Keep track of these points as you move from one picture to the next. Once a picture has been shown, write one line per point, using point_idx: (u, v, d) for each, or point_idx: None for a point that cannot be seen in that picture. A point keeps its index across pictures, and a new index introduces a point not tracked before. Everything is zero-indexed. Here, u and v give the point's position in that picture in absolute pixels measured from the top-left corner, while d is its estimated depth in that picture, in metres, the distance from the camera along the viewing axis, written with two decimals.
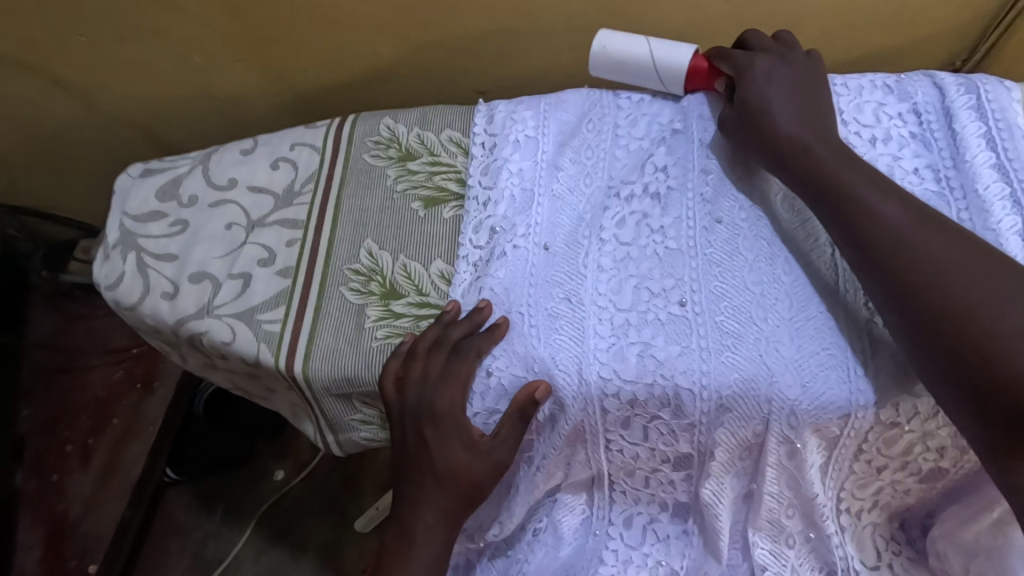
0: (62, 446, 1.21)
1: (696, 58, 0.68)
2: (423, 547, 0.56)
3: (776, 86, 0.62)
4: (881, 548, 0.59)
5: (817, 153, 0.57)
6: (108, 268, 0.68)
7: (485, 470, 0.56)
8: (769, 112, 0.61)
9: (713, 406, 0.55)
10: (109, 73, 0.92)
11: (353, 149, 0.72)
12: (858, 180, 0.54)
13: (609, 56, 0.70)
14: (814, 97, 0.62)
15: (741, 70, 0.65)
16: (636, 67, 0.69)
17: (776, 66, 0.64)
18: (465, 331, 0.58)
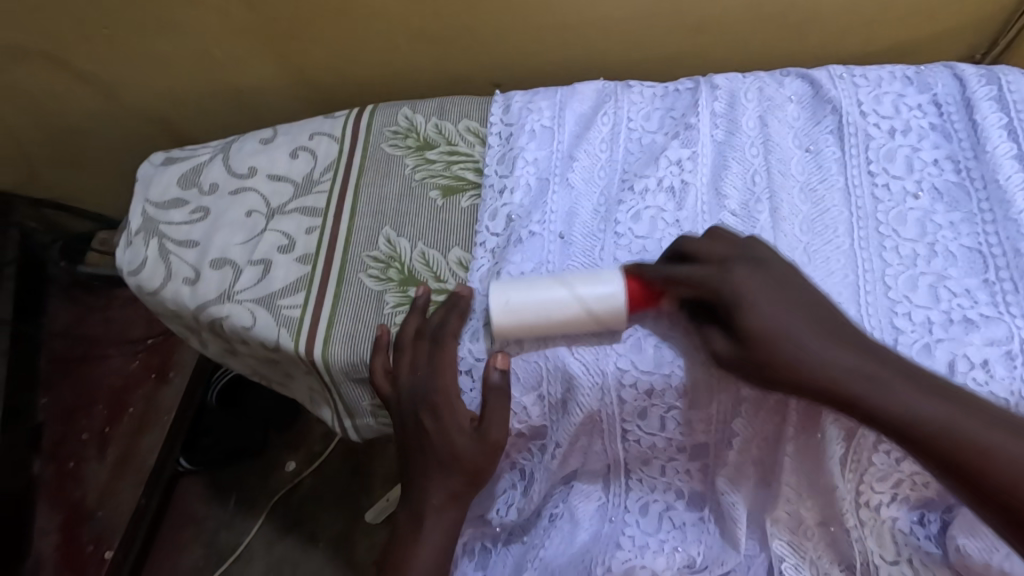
0: (79, 434, 1.22)
1: (626, 281, 0.56)
2: (435, 527, 0.57)
3: (755, 286, 0.50)
4: (901, 543, 0.56)
5: (826, 361, 0.47)
6: (131, 254, 0.70)
7: (484, 452, 0.56)
8: (761, 316, 0.49)
9: (730, 395, 0.55)
10: (129, 68, 0.93)
11: (372, 139, 0.73)
12: (869, 387, 0.46)
13: (515, 318, 0.56)
14: (791, 283, 0.51)
15: (701, 284, 0.52)
16: (546, 319, 0.55)
17: (747, 272, 0.51)
18: (441, 317, 0.59)
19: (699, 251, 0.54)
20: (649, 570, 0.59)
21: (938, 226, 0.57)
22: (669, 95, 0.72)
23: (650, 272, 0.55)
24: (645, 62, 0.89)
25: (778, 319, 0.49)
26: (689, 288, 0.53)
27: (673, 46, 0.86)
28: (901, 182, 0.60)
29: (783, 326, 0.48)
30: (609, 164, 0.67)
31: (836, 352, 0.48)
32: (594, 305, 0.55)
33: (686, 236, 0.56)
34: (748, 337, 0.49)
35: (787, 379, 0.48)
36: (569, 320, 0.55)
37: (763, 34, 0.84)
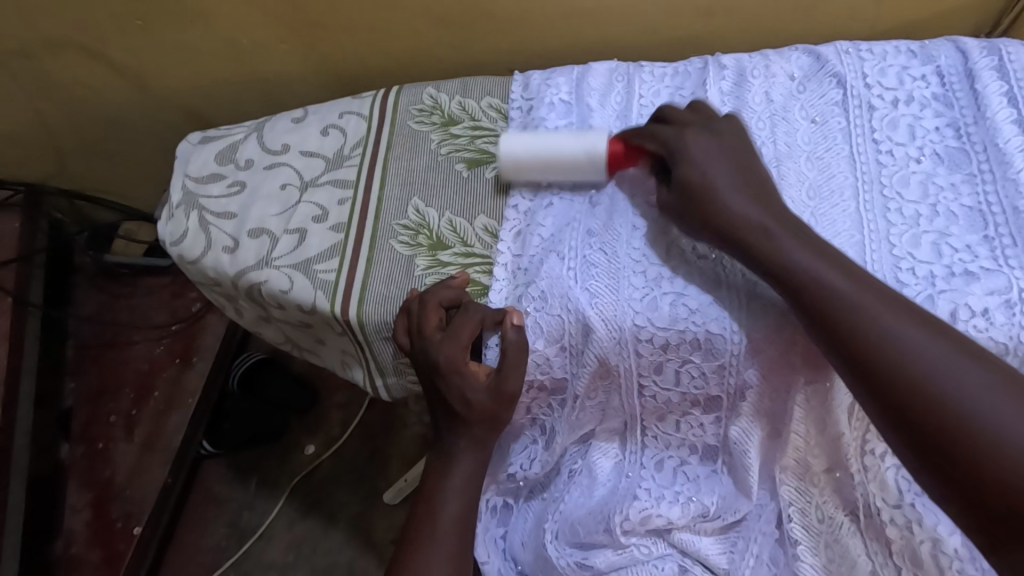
0: (108, 416, 1.25)
1: (611, 141, 0.66)
2: (461, 468, 0.62)
3: (701, 147, 0.60)
4: (903, 488, 0.58)
5: (732, 203, 0.56)
6: (172, 226, 0.73)
7: (500, 400, 0.60)
8: (697, 171, 0.59)
9: (744, 348, 0.58)
10: (163, 58, 0.97)
11: (399, 117, 0.77)
12: (760, 237, 0.55)
13: (520, 156, 0.67)
14: (738, 154, 0.60)
15: (661, 139, 0.62)
16: (545, 157, 0.66)
17: (701, 137, 0.61)
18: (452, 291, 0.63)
19: (671, 117, 0.64)
20: (665, 518, 0.63)
21: (940, 187, 0.60)
22: (679, 74, 0.74)
23: (628, 134, 0.66)
24: (659, 46, 0.92)
25: (709, 177, 0.58)
26: (656, 145, 0.63)
27: (685, 29, 0.90)
28: (904, 148, 0.63)
29: (713, 184, 0.57)
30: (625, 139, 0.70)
31: (748, 209, 0.56)
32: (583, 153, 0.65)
33: (670, 106, 0.66)
34: (681, 182, 0.59)
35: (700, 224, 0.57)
36: (563, 163, 0.66)
37: (774, 14, 0.87)
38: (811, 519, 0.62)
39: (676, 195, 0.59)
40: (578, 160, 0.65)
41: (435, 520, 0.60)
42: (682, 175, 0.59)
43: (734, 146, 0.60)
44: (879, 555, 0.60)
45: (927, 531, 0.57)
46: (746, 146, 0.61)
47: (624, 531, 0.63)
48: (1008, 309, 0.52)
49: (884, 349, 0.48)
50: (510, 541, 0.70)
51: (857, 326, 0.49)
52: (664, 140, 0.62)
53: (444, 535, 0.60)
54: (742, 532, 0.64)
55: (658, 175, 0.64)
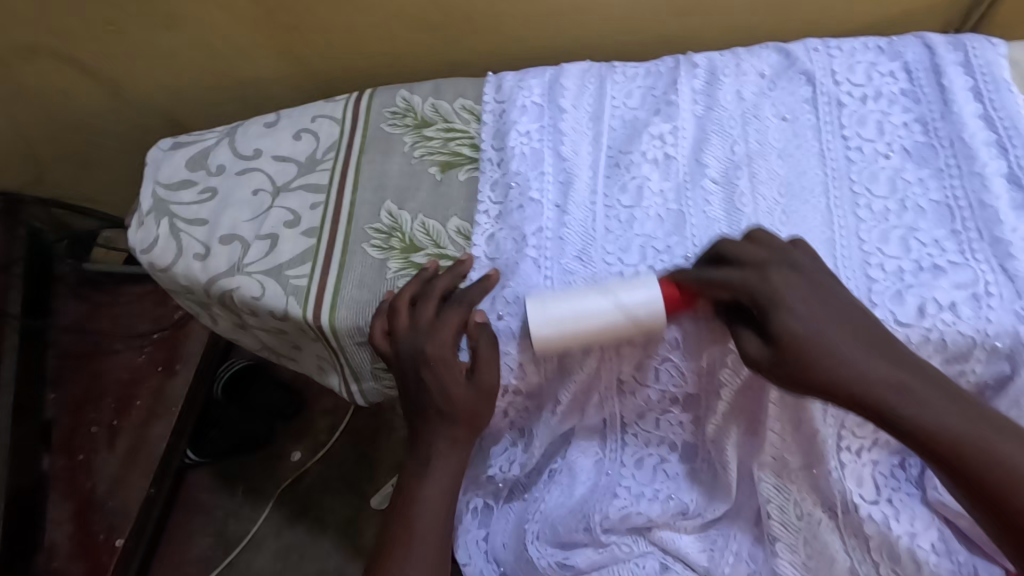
0: (89, 427, 1.23)
1: (662, 285, 0.57)
2: (440, 472, 0.61)
3: (791, 288, 0.52)
4: (880, 484, 0.60)
5: (850, 354, 0.50)
6: (142, 233, 0.72)
7: (480, 398, 0.60)
8: (795, 327, 0.51)
9: (720, 345, 0.57)
10: (136, 62, 0.96)
11: (372, 120, 0.76)
12: (888, 393, 0.48)
13: (556, 319, 0.56)
14: (818, 286, 0.53)
15: (739, 288, 0.53)
16: (583, 321, 0.56)
17: (783, 277, 0.53)
18: (448, 284, 0.62)
19: (736, 256, 0.55)
20: (644, 516, 0.63)
21: (908, 182, 0.60)
22: (651, 74, 0.75)
23: (688, 278, 0.56)
24: (634, 46, 0.93)
25: (799, 318, 0.51)
26: (727, 293, 0.54)
27: (660, 28, 0.90)
28: (873, 144, 0.63)
29: (810, 330, 0.50)
30: (600, 139, 0.70)
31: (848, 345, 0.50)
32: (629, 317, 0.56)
33: (725, 240, 0.57)
34: (775, 340, 0.51)
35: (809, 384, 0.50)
36: (602, 330, 0.56)
37: (749, 11, 0.87)
38: (790, 516, 0.61)
39: (770, 351, 0.51)
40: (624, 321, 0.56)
41: (415, 526, 0.60)
42: (777, 333, 0.51)
43: (823, 278, 0.53)
44: (859, 552, 0.59)
45: (903, 526, 0.58)
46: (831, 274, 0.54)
47: (604, 529, 0.63)
48: (973, 303, 0.52)
49: (999, 476, 0.46)
50: (491, 543, 0.69)
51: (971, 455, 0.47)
52: (739, 278, 0.54)
53: (424, 540, 0.60)
54: (722, 530, 0.64)
55: (733, 322, 0.54)
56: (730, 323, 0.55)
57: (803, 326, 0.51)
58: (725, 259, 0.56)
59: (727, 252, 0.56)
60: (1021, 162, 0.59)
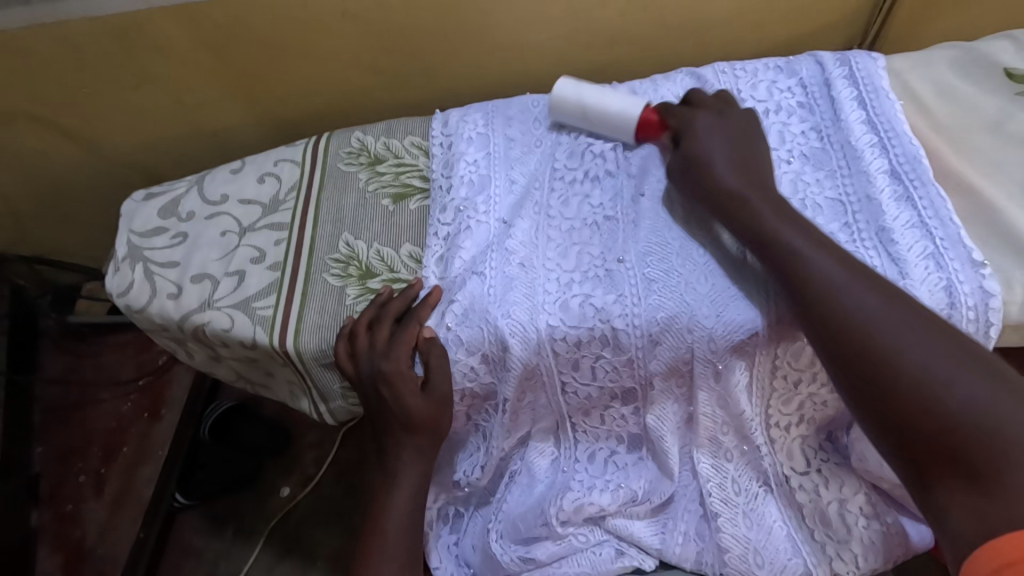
0: (77, 476, 1.25)
1: (646, 109, 0.73)
2: (402, 484, 0.65)
3: (716, 143, 0.67)
4: (810, 456, 0.67)
5: (746, 198, 0.62)
6: (118, 279, 0.77)
7: (434, 403, 0.65)
8: (727, 193, 0.63)
9: (646, 340, 0.63)
10: (113, 122, 1.02)
11: (329, 160, 0.83)
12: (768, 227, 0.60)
13: (571, 98, 0.75)
14: (745, 146, 0.67)
15: (682, 116, 0.70)
16: (575, 104, 0.75)
17: (715, 137, 0.67)
18: (401, 305, 0.68)
19: (699, 103, 0.71)
20: (597, 505, 0.67)
21: (807, 182, 0.67)
22: None
23: (664, 107, 0.73)
24: (569, 76, 1.01)
25: (720, 177, 0.64)
26: (677, 122, 0.70)
27: (591, 59, 0.99)
28: (776, 152, 0.70)
29: (717, 169, 0.65)
30: (539, 161, 0.77)
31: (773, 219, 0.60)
32: (613, 107, 0.74)
33: (699, 90, 0.73)
34: (692, 155, 0.67)
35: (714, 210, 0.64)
36: (594, 116, 0.74)
37: (667, 40, 0.97)
38: (728, 493, 0.66)
39: (688, 168, 0.67)
40: (606, 116, 0.74)
41: (382, 536, 0.64)
42: (694, 150, 0.67)
43: (750, 139, 0.67)
44: (794, 520, 0.65)
45: (832, 493, 0.65)
46: (758, 143, 0.68)
47: (561, 521, 0.67)
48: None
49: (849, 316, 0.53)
50: (462, 547, 0.73)
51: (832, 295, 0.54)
52: (686, 121, 0.70)
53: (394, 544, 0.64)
54: (671, 513, 0.68)
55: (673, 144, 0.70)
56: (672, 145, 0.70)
57: (708, 162, 0.65)
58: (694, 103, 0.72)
59: (696, 98, 0.72)
60: (901, 159, 0.66)
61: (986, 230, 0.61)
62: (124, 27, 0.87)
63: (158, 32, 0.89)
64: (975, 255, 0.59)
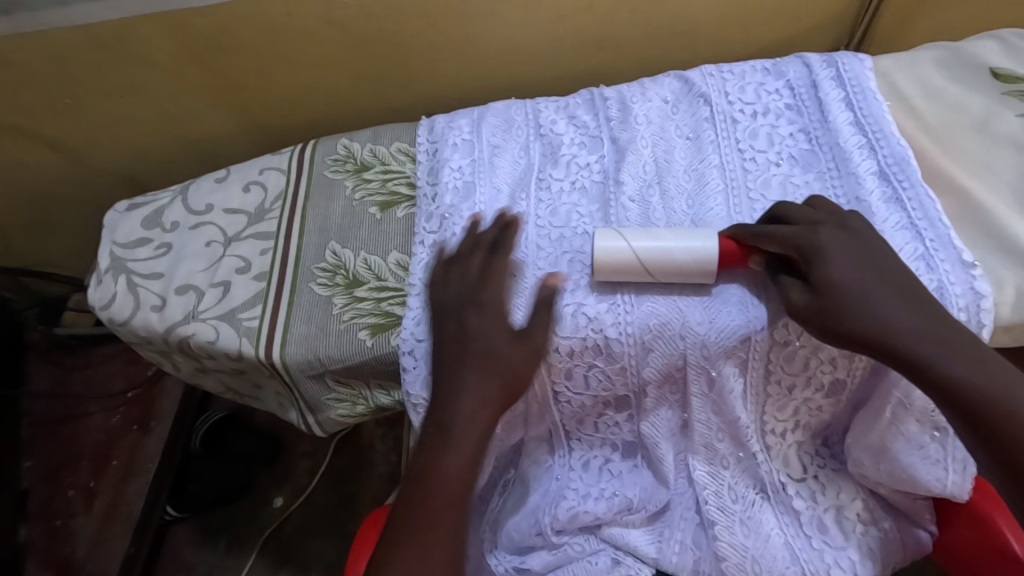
0: (66, 491, 1.23)
1: (721, 239, 0.62)
2: (465, 435, 0.59)
3: (840, 248, 0.58)
4: (807, 463, 0.67)
5: (893, 317, 0.54)
6: (100, 291, 0.76)
7: (529, 348, 0.61)
8: (866, 311, 0.54)
9: (639, 347, 0.63)
10: (97, 132, 1.01)
11: (315, 168, 0.82)
12: (923, 347, 0.53)
13: (625, 251, 0.63)
14: (870, 258, 0.57)
15: (793, 242, 0.59)
16: (651, 254, 0.62)
17: (841, 240, 0.58)
18: (495, 234, 0.67)
19: (796, 216, 0.61)
20: (592, 514, 0.66)
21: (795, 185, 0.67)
22: (570, 105, 0.81)
23: (744, 232, 0.62)
24: (558, 81, 1.01)
25: (857, 290, 0.55)
26: (777, 246, 0.59)
27: (579, 63, 0.98)
28: (765, 154, 0.70)
29: (853, 282, 0.55)
30: (525, 168, 0.76)
31: (920, 334, 0.53)
32: (692, 245, 0.62)
33: (784, 203, 0.63)
34: (822, 287, 0.56)
35: (848, 338, 0.55)
36: (666, 262, 0.62)
37: (655, 43, 0.97)
38: (725, 500, 0.65)
39: (820, 304, 0.56)
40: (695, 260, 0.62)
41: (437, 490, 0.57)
42: (826, 282, 0.56)
43: (870, 241, 0.58)
44: (793, 526, 0.64)
45: (829, 500, 0.65)
46: (877, 237, 0.59)
47: (556, 530, 0.67)
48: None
49: None
50: None
51: (1007, 431, 0.50)
52: (799, 241, 0.59)
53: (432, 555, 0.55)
54: (667, 522, 0.67)
55: (778, 272, 0.60)
56: (775, 274, 0.60)
57: (838, 278, 0.56)
58: (785, 220, 0.61)
59: (787, 216, 0.61)
60: (889, 160, 0.66)
61: (976, 232, 0.62)
62: (105, 36, 0.86)
63: (141, 40, 0.87)
64: (964, 256, 0.59)
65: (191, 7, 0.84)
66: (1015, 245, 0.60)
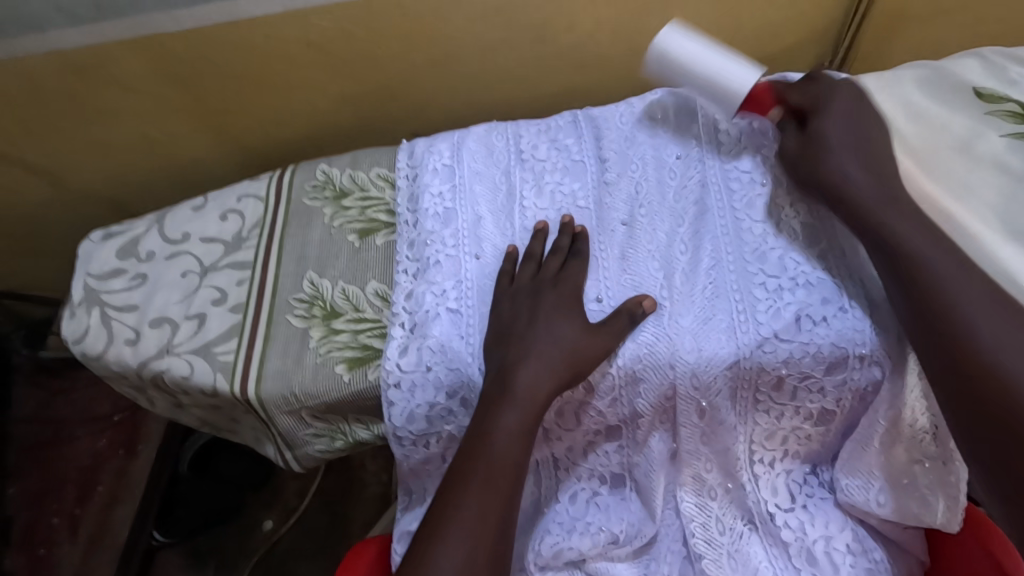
0: (50, 518, 1.19)
1: (761, 83, 0.69)
2: (512, 418, 0.58)
3: (838, 103, 0.66)
4: (795, 492, 0.65)
5: (845, 159, 0.63)
6: (74, 324, 0.74)
7: (603, 339, 0.60)
8: (825, 153, 0.64)
9: (629, 377, 0.61)
10: (76, 155, 0.99)
11: (294, 195, 0.80)
12: (870, 194, 0.60)
13: (676, 51, 0.69)
14: (867, 127, 0.64)
15: (810, 97, 0.67)
16: (698, 72, 0.69)
17: (840, 99, 0.66)
18: (569, 237, 0.68)
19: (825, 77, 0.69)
20: (576, 550, 0.64)
21: (780, 208, 0.67)
22: (552, 128, 0.79)
23: (780, 85, 0.70)
24: (541, 101, 1.00)
25: (826, 143, 0.64)
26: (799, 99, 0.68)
27: (562, 83, 0.98)
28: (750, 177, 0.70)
29: (828, 133, 0.64)
30: (506, 194, 0.74)
31: (865, 181, 0.61)
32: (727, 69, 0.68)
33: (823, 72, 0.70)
34: (810, 133, 0.66)
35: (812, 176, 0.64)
36: (703, 79, 0.69)
37: (637, 61, 0.96)
38: (713, 533, 0.63)
39: (802, 145, 0.66)
40: (725, 85, 0.68)
41: (483, 462, 0.57)
42: (813, 131, 0.65)
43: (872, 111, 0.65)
44: (781, 561, 0.62)
45: (819, 530, 0.63)
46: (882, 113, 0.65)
47: (540, 566, 0.65)
48: (836, 292, 0.61)
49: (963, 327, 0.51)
50: None
51: (929, 294, 0.54)
52: (811, 98, 0.68)
53: (473, 538, 0.54)
54: (654, 554, 0.65)
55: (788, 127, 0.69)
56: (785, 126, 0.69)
57: (821, 127, 0.65)
58: (816, 80, 0.69)
59: (820, 76, 0.69)
60: None
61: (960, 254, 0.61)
62: (80, 61, 0.84)
63: (115, 65, 0.85)
64: None
65: (166, 33, 0.82)
66: (1000, 270, 0.59)
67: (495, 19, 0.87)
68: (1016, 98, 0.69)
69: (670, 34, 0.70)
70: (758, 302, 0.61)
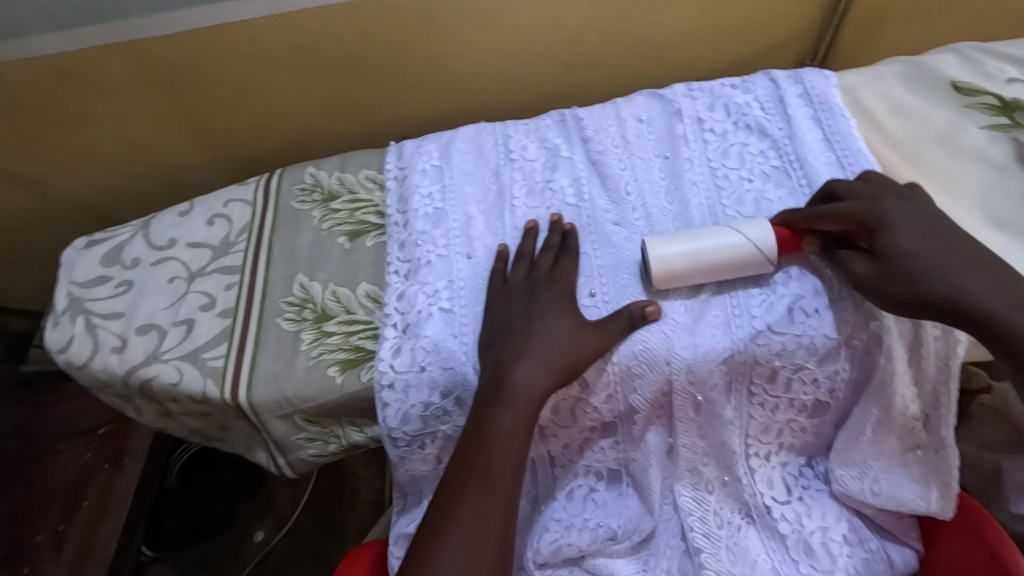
0: (33, 537, 1.15)
1: (776, 228, 0.62)
2: (508, 418, 0.58)
3: (895, 215, 0.58)
4: (791, 484, 0.66)
5: (952, 275, 0.55)
6: (58, 333, 0.73)
7: (599, 333, 0.60)
8: (927, 275, 0.55)
9: (624, 373, 0.61)
10: (57, 164, 0.98)
11: (282, 199, 0.80)
12: (995, 305, 0.53)
13: (674, 262, 0.62)
14: (935, 225, 0.58)
15: (848, 218, 0.59)
16: (710, 259, 0.61)
17: (897, 206, 0.59)
18: (561, 234, 0.68)
19: (848, 192, 0.61)
20: (575, 546, 0.63)
21: (772, 198, 0.68)
22: (541, 128, 0.80)
23: (796, 216, 0.62)
24: (529, 101, 1.01)
25: (920, 257, 0.56)
26: (837, 226, 0.60)
27: (550, 83, 0.98)
28: (740, 171, 0.71)
29: (913, 249, 0.56)
30: (496, 194, 0.74)
31: (969, 282, 0.55)
32: (749, 247, 0.61)
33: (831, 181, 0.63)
34: (888, 256, 0.57)
35: (915, 304, 0.55)
36: (729, 267, 0.61)
37: (623, 62, 0.97)
38: (711, 526, 0.63)
39: (885, 272, 0.57)
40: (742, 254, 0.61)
41: (478, 463, 0.57)
42: (892, 251, 0.57)
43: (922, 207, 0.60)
44: (778, 550, 0.63)
45: (815, 521, 0.63)
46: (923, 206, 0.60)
47: (538, 564, 0.64)
48: (827, 282, 0.62)
49: None
50: None
51: None
52: (854, 227, 0.59)
53: (478, 535, 0.55)
54: (653, 550, 0.64)
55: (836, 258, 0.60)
56: (833, 254, 0.61)
57: (902, 246, 0.57)
58: (838, 196, 0.62)
59: (838, 190, 0.62)
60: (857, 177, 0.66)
61: None
62: (59, 65, 0.83)
63: (97, 69, 0.84)
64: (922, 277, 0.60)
65: (147, 36, 0.81)
66: None
67: (481, 21, 0.87)
68: (992, 91, 0.71)
69: (658, 250, 0.62)
70: (752, 293, 0.62)
